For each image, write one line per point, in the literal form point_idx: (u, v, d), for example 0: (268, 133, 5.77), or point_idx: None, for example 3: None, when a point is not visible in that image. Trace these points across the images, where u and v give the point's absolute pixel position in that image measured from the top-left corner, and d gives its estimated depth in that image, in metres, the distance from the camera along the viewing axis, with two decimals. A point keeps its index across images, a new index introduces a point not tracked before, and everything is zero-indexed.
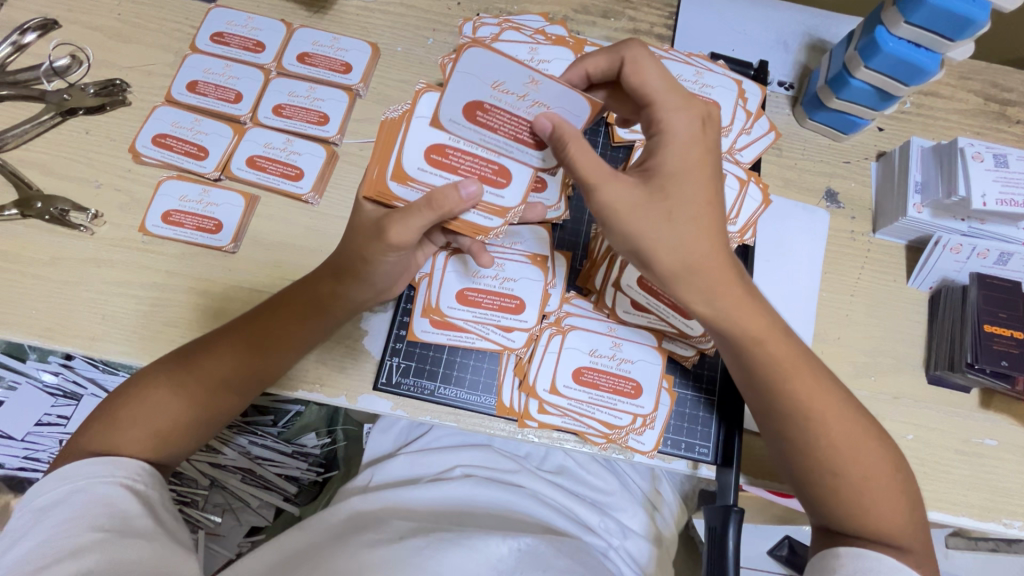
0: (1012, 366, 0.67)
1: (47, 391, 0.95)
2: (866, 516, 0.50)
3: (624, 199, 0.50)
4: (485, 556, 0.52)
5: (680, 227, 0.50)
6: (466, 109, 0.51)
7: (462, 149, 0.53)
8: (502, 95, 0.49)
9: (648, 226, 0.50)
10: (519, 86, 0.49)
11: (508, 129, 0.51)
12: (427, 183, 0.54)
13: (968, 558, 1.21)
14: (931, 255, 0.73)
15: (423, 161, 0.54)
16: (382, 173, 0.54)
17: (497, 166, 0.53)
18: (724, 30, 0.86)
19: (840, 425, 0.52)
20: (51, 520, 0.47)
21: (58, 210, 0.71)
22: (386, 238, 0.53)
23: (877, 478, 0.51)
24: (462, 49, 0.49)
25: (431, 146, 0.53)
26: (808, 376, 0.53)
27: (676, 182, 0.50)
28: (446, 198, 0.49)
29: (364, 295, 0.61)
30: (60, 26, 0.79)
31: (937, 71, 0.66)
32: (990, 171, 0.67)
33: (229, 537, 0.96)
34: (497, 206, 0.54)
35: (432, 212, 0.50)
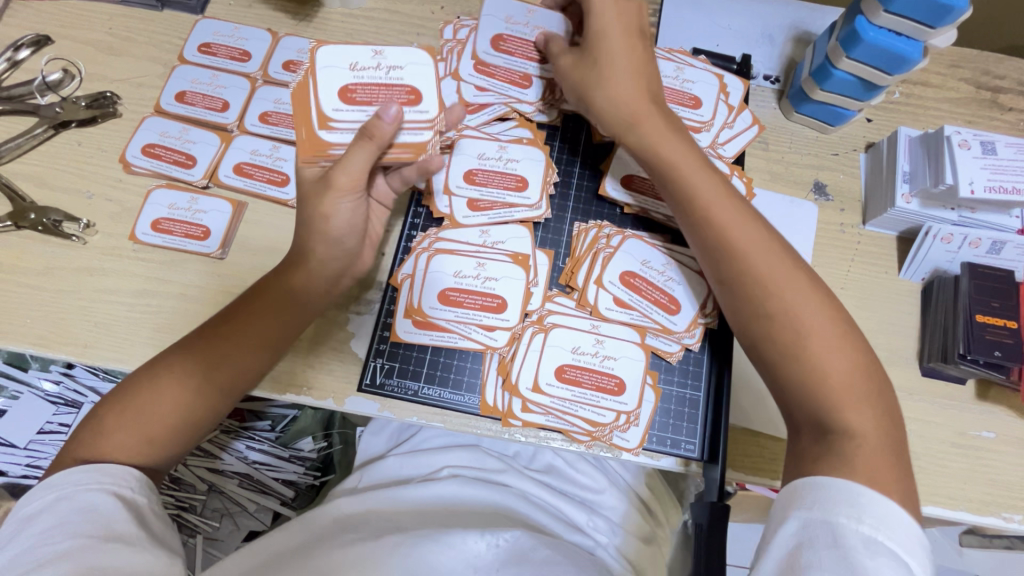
0: (1006, 356, 0.65)
1: (49, 399, 0.97)
2: (824, 384, 0.52)
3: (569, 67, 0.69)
4: (462, 552, 0.52)
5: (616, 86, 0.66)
6: (342, 94, 0.57)
7: (370, 83, 0.57)
8: (360, 72, 0.57)
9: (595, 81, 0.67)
10: (370, 60, 0.57)
11: (382, 96, 0.57)
12: (349, 120, 0.57)
13: (981, 555, 1.18)
14: (922, 244, 0.71)
15: (338, 102, 0.57)
16: (307, 133, 0.57)
17: (405, 88, 0.57)
18: (709, 25, 0.86)
19: (805, 315, 0.54)
20: (36, 529, 0.47)
21: (51, 221, 0.72)
22: (335, 184, 0.57)
23: (838, 356, 0.53)
24: (314, 49, 0.57)
25: (341, 87, 0.57)
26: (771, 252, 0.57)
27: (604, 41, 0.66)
28: (376, 126, 0.54)
29: (335, 262, 0.62)
30: (52, 42, 0.81)
31: (920, 60, 0.65)
32: (977, 158, 0.66)
33: (228, 541, 0.98)
34: (422, 120, 0.57)
35: (369, 143, 0.55)
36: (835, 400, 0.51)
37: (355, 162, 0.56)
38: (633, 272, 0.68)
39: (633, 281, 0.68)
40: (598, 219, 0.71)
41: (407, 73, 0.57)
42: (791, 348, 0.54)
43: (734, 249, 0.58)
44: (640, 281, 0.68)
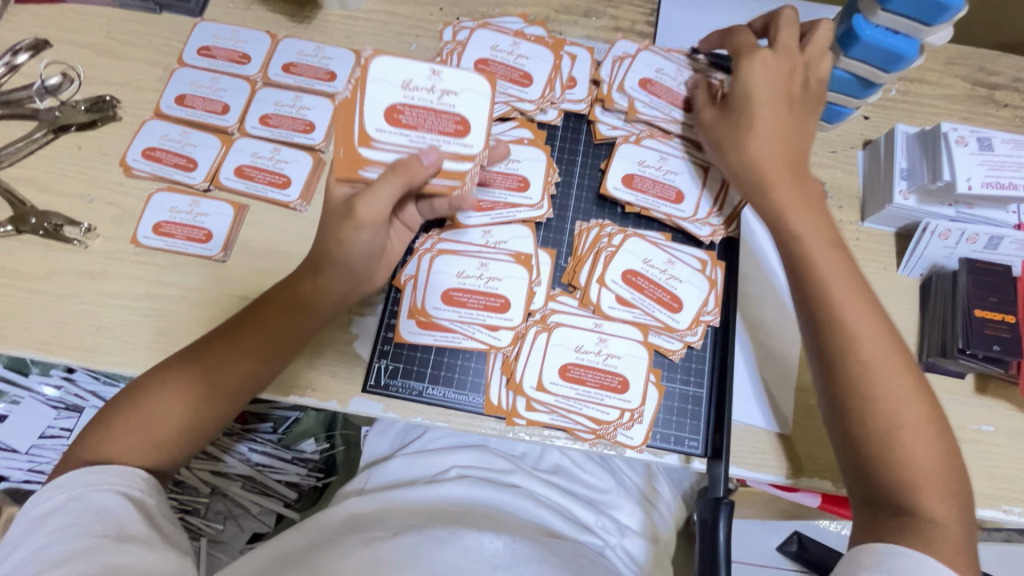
0: (1004, 350, 0.66)
1: (50, 403, 0.97)
2: (909, 469, 0.51)
3: (712, 122, 0.69)
4: (479, 552, 0.52)
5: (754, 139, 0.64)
6: (388, 115, 0.56)
7: (418, 106, 0.56)
8: (412, 91, 0.56)
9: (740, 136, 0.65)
10: (425, 80, 0.56)
11: (428, 122, 0.57)
12: (391, 142, 0.56)
13: (981, 549, 1.19)
14: (920, 241, 0.72)
15: (382, 122, 0.56)
16: (345, 149, 0.56)
17: (456, 116, 0.57)
18: (706, 24, 0.86)
19: (900, 398, 0.53)
20: (47, 528, 0.48)
21: (52, 225, 0.72)
22: (356, 217, 0.54)
23: (923, 439, 0.52)
24: (368, 60, 0.56)
25: (390, 106, 0.56)
26: (872, 321, 0.56)
27: (748, 101, 0.65)
28: (412, 166, 0.53)
29: (344, 284, 0.61)
30: (51, 46, 0.80)
31: (916, 57, 0.66)
32: (974, 154, 0.66)
33: (231, 544, 0.97)
34: (462, 154, 0.58)
35: (401, 177, 0.53)
36: (909, 481, 0.50)
37: (381, 195, 0.54)
38: (635, 270, 0.68)
39: (635, 279, 0.68)
40: (600, 219, 0.72)
41: (459, 100, 0.57)
42: (882, 424, 0.52)
43: (829, 317, 0.57)
44: (642, 280, 0.68)
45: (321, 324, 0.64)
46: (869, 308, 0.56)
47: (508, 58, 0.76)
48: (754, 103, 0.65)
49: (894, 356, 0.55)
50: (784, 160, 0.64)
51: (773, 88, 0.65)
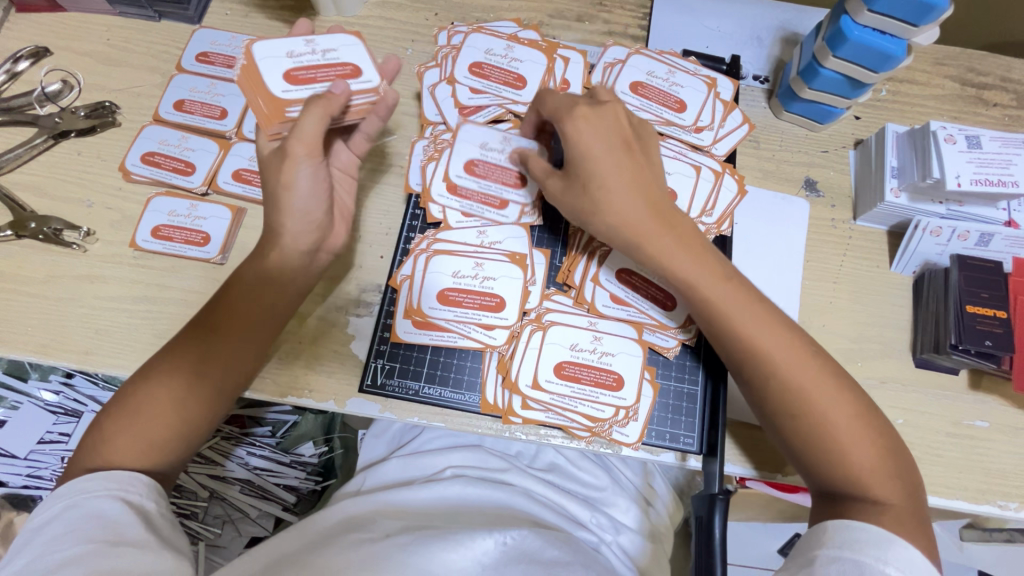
0: (997, 346, 0.66)
1: (49, 408, 0.97)
2: (849, 457, 0.52)
3: (603, 160, 0.59)
4: (470, 551, 0.52)
5: (614, 198, 0.59)
6: (287, 77, 0.60)
7: (308, 66, 0.61)
8: (297, 57, 0.61)
9: (586, 201, 0.60)
10: (304, 45, 0.61)
11: (326, 71, 0.61)
12: (303, 93, 0.60)
13: (982, 549, 1.18)
14: (912, 238, 0.73)
15: (286, 83, 0.60)
16: (268, 114, 0.60)
17: (347, 64, 0.62)
18: (698, 27, 0.88)
19: (823, 394, 0.54)
20: (46, 536, 0.48)
21: (52, 229, 0.73)
22: (292, 152, 0.58)
23: (856, 423, 0.53)
24: (249, 47, 0.61)
25: (285, 72, 0.60)
26: (773, 327, 0.56)
27: (591, 158, 0.59)
28: (330, 94, 0.58)
29: (306, 237, 0.62)
30: (51, 53, 0.82)
31: (904, 57, 0.67)
32: (963, 152, 0.67)
33: (230, 547, 0.98)
34: (370, 86, 0.62)
35: (320, 104, 0.57)
36: (858, 469, 0.52)
37: (309, 124, 0.57)
38: (630, 270, 0.68)
39: (629, 277, 0.69)
40: None
41: (344, 51, 0.62)
42: (823, 431, 0.53)
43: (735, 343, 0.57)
44: (636, 278, 0.69)
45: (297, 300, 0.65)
46: (753, 311, 0.57)
47: (503, 61, 0.78)
48: (594, 158, 0.59)
49: (802, 351, 0.56)
50: (652, 213, 0.59)
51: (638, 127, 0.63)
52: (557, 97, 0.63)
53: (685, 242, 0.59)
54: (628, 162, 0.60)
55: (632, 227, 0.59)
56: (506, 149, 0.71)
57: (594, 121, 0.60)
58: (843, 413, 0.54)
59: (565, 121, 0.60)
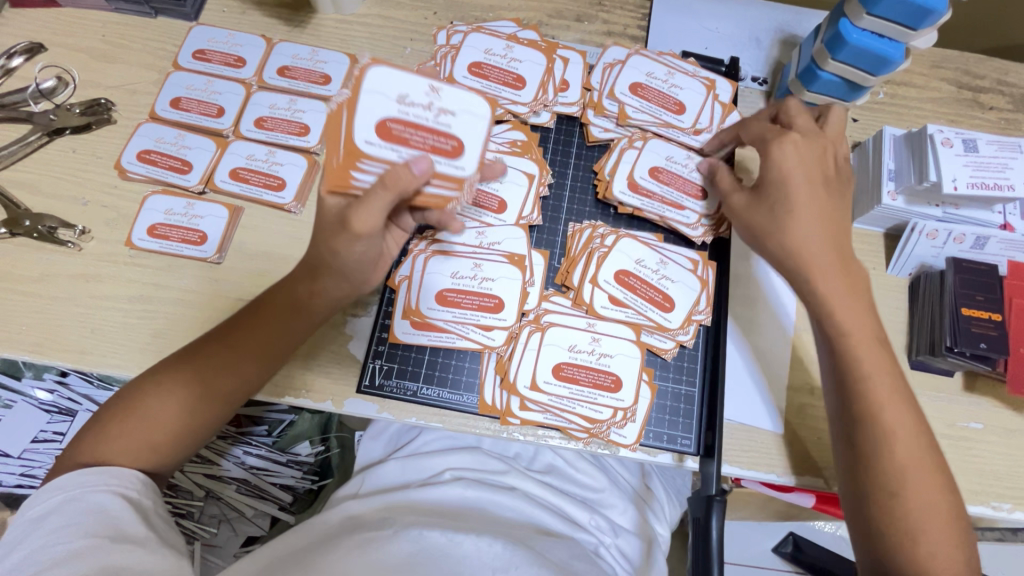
0: (991, 348, 0.67)
1: (43, 407, 0.96)
2: (922, 543, 0.52)
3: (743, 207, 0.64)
4: (478, 556, 0.53)
5: (795, 223, 0.59)
6: (379, 127, 0.51)
7: (411, 121, 0.52)
8: (407, 106, 0.51)
9: (762, 220, 0.62)
10: (423, 97, 0.51)
11: (424, 136, 0.52)
12: (381, 157, 0.52)
13: (974, 548, 1.19)
14: (908, 241, 0.73)
15: (371, 134, 0.51)
16: (337, 160, 0.52)
17: (452, 137, 0.53)
18: (697, 28, 0.88)
19: (917, 469, 0.54)
20: (44, 530, 0.48)
21: (47, 228, 0.72)
22: (351, 228, 0.54)
23: (939, 517, 0.53)
24: (363, 68, 0.50)
25: (381, 119, 0.51)
26: (904, 404, 0.56)
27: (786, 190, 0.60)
28: (400, 178, 0.50)
29: (342, 289, 0.61)
30: (46, 49, 0.81)
31: (903, 60, 0.67)
32: (959, 156, 0.68)
33: (225, 547, 0.97)
34: (454, 176, 0.54)
35: (389, 192, 0.51)
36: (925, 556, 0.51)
37: (373, 208, 0.52)
38: (629, 271, 0.69)
39: (627, 279, 0.69)
40: (591, 220, 0.73)
41: (458, 120, 0.53)
42: (915, 510, 0.52)
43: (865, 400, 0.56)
44: (635, 280, 0.69)
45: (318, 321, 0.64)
46: (895, 385, 0.56)
47: (502, 61, 0.77)
48: (790, 185, 0.60)
49: (920, 436, 0.55)
50: (835, 257, 0.59)
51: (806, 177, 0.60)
52: (757, 127, 0.67)
53: (856, 300, 0.58)
54: (824, 203, 0.60)
55: (808, 257, 0.59)
56: (507, 53, 0.78)
57: (804, 134, 0.62)
58: (925, 489, 0.53)
59: (770, 148, 0.62)
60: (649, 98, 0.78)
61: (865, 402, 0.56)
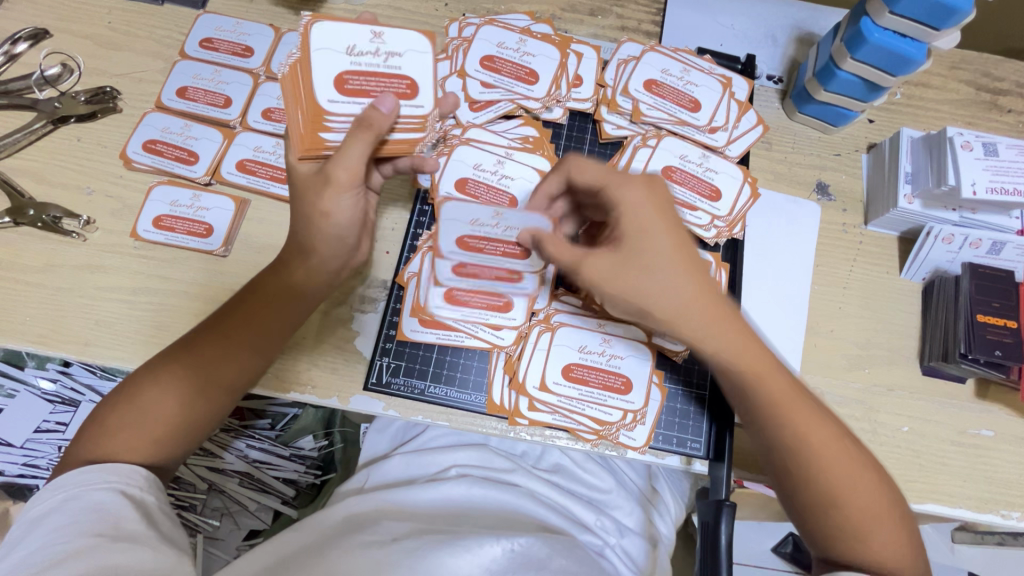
0: (1006, 356, 0.66)
1: (46, 397, 0.96)
2: (872, 541, 0.52)
3: (603, 268, 0.52)
4: (476, 557, 0.52)
5: (670, 276, 0.52)
6: (337, 81, 0.55)
7: (365, 71, 0.55)
8: (357, 56, 0.55)
9: (628, 281, 0.52)
10: (369, 44, 0.55)
11: (378, 82, 0.55)
12: (345, 111, 0.55)
13: (974, 552, 1.19)
14: (923, 246, 0.72)
15: (335, 92, 0.55)
16: (305, 124, 0.56)
17: (404, 78, 0.56)
18: (713, 24, 0.86)
19: (844, 465, 0.53)
20: (47, 528, 0.47)
21: (51, 217, 0.71)
22: (335, 181, 0.55)
23: (880, 506, 0.53)
24: (309, 28, 0.54)
25: (339, 74, 0.55)
26: (810, 417, 0.54)
27: (638, 235, 0.52)
28: (375, 119, 0.53)
29: (336, 259, 0.62)
30: (51, 35, 0.79)
31: (924, 61, 0.66)
32: (979, 159, 0.66)
33: (228, 540, 0.97)
34: (418, 116, 0.57)
35: (368, 133, 0.53)
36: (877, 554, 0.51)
37: (354, 155, 0.54)
38: None
39: None
40: None
41: (407, 60, 0.56)
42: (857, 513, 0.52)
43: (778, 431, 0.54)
44: None
45: (313, 305, 0.64)
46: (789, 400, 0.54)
47: (515, 56, 0.76)
48: (649, 238, 0.52)
49: (830, 433, 0.54)
50: (699, 290, 0.53)
51: (653, 214, 0.52)
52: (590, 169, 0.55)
53: (738, 328, 0.55)
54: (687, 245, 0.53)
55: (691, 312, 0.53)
56: (520, 46, 0.77)
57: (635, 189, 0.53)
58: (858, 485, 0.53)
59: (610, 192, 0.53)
60: (664, 95, 0.77)
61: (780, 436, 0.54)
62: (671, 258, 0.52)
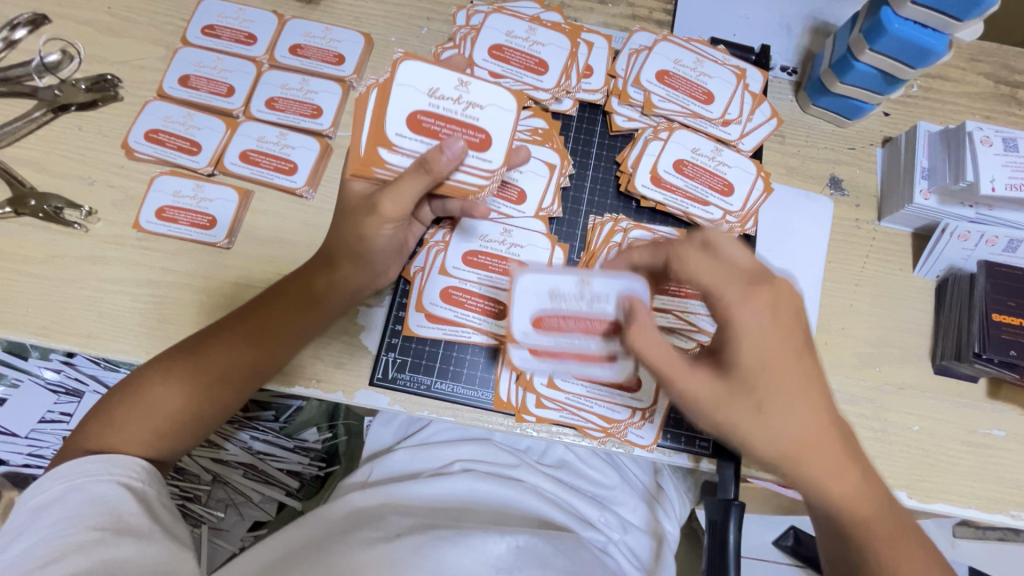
0: (1020, 355, 0.65)
1: (50, 387, 0.96)
2: None
3: (709, 395, 0.47)
4: (478, 552, 0.51)
5: (790, 413, 0.47)
6: (410, 119, 0.56)
7: (443, 114, 0.56)
8: (438, 99, 0.56)
9: (739, 416, 0.47)
10: (452, 90, 0.56)
11: (579, 320, 0.50)
12: (410, 147, 0.56)
13: (975, 547, 1.18)
14: (938, 242, 0.71)
15: (401, 125, 0.56)
16: (367, 143, 0.57)
17: (480, 131, 0.57)
18: (726, 13, 0.84)
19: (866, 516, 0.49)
20: (48, 519, 0.47)
21: (52, 208, 0.70)
22: (379, 212, 0.56)
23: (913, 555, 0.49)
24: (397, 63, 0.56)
25: (413, 110, 0.56)
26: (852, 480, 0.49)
27: (756, 372, 0.46)
28: (435, 161, 0.52)
29: (360, 279, 0.62)
30: (50, 21, 0.78)
31: (944, 53, 0.64)
32: (998, 155, 0.65)
33: (232, 531, 0.97)
34: (483, 167, 0.57)
35: (425, 175, 0.53)
36: None
37: (406, 192, 0.54)
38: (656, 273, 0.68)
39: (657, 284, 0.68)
40: (614, 214, 0.72)
41: (487, 114, 0.57)
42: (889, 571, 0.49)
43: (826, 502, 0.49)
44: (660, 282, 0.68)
45: (334, 316, 0.63)
46: (843, 459, 0.49)
47: (524, 44, 0.75)
48: (772, 372, 0.46)
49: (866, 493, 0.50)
50: (825, 423, 0.48)
51: (769, 353, 0.46)
52: (701, 261, 0.48)
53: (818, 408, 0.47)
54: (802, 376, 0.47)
55: (807, 451, 0.47)
56: (529, 35, 0.75)
57: (711, 267, 0.48)
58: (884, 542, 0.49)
59: (729, 309, 0.47)
60: (676, 86, 0.76)
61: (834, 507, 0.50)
62: (792, 387, 0.47)
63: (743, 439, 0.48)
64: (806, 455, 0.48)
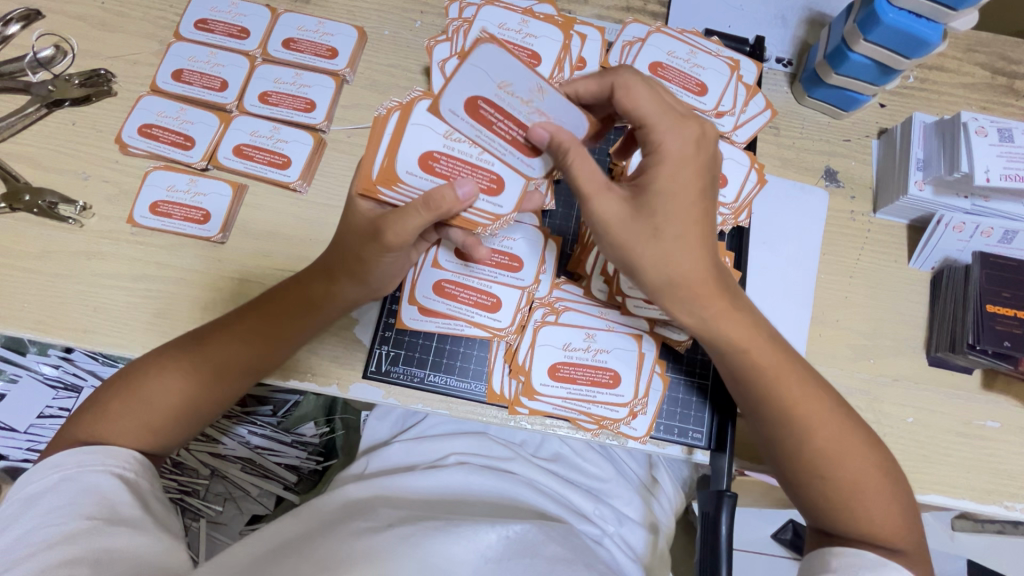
0: (1014, 347, 0.65)
1: (48, 383, 0.96)
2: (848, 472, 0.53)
3: (613, 211, 0.51)
4: (471, 542, 0.51)
5: (685, 240, 0.51)
6: (468, 103, 0.52)
7: (505, 111, 0.52)
8: (505, 95, 0.51)
9: (634, 239, 0.51)
10: (524, 92, 0.51)
11: (587, 372, 0.65)
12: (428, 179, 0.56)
13: (974, 539, 1.18)
14: (933, 234, 0.70)
15: (459, 105, 0.53)
16: (387, 157, 0.56)
17: (535, 141, 0.53)
18: (722, 4, 0.83)
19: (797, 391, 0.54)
20: (39, 509, 0.47)
21: (47, 203, 0.71)
22: (385, 242, 0.55)
23: (839, 424, 0.54)
24: (479, 42, 0.50)
25: (475, 97, 0.52)
26: (805, 383, 0.55)
27: (664, 190, 0.50)
28: (444, 198, 0.52)
29: (358, 294, 0.62)
30: (43, 16, 0.78)
31: (938, 44, 0.63)
32: (993, 145, 0.64)
33: (230, 525, 0.97)
34: (491, 213, 0.57)
35: (431, 211, 0.52)
36: (849, 480, 0.53)
37: (406, 223, 0.53)
38: None
39: None
40: None
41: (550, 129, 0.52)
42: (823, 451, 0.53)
43: (786, 411, 0.54)
44: None
45: (327, 322, 0.63)
46: (751, 329, 0.55)
47: (517, 37, 0.74)
48: (675, 201, 0.50)
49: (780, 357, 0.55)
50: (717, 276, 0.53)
51: (681, 172, 0.50)
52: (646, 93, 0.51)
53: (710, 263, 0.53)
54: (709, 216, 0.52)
55: (697, 279, 0.52)
56: (522, 27, 0.75)
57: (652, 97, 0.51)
58: (813, 408, 0.54)
59: (656, 135, 0.50)
60: (669, 78, 0.75)
61: (775, 397, 0.55)
62: (688, 224, 0.51)
63: (647, 267, 0.52)
64: (683, 284, 0.53)
